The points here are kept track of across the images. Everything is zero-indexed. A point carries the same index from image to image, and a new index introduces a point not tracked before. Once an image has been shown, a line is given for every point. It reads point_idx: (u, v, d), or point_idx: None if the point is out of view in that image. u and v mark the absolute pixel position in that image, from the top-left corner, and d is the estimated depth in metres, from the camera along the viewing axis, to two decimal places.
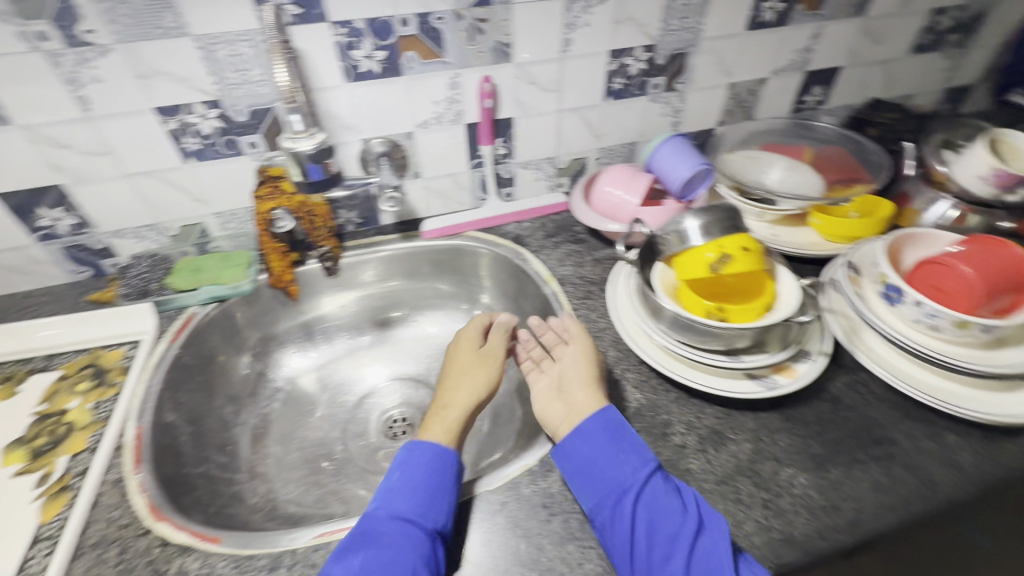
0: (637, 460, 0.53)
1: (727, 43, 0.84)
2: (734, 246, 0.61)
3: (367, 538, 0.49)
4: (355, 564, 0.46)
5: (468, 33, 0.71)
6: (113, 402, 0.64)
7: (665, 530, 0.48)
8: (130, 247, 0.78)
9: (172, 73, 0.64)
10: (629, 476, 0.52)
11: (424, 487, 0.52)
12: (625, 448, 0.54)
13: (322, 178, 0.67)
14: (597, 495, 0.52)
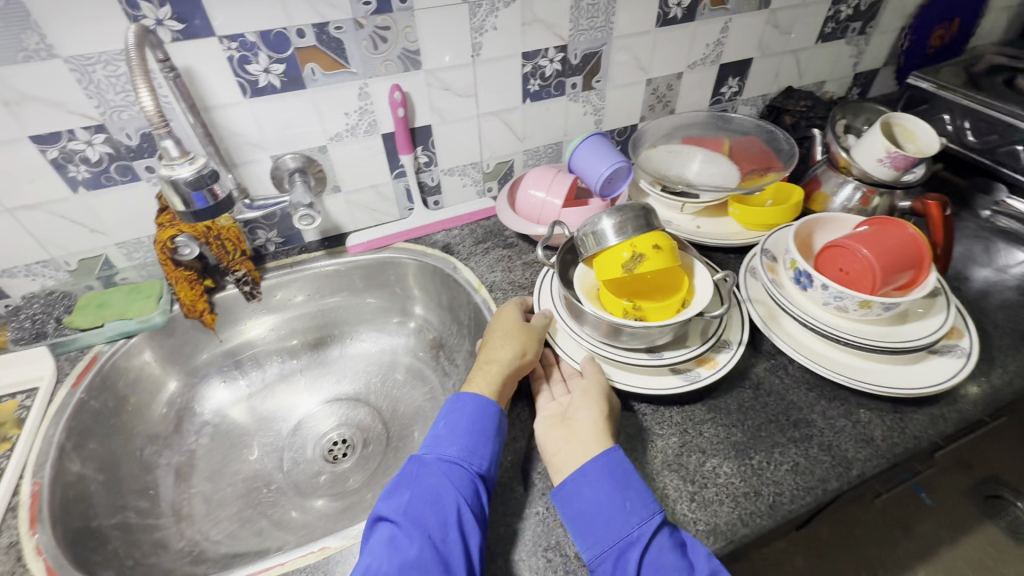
0: (646, 508, 0.49)
1: (640, 40, 0.85)
2: (646, 245, 0.60)
3: (414, 479, 0.52)
4: (403, 502, 0.50)
5: (371, 42, 0.69)
6: (5, 459, 0.59)
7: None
8: (24, 286, 0.73)
9: (43, 98, 0.59)
10: (635, 527, 0.48)
11: (469, 433, 0.55)
12: (634, 494, 0.50)
13: (209, 206, 0.56)
14: (603, 545, 0.48)
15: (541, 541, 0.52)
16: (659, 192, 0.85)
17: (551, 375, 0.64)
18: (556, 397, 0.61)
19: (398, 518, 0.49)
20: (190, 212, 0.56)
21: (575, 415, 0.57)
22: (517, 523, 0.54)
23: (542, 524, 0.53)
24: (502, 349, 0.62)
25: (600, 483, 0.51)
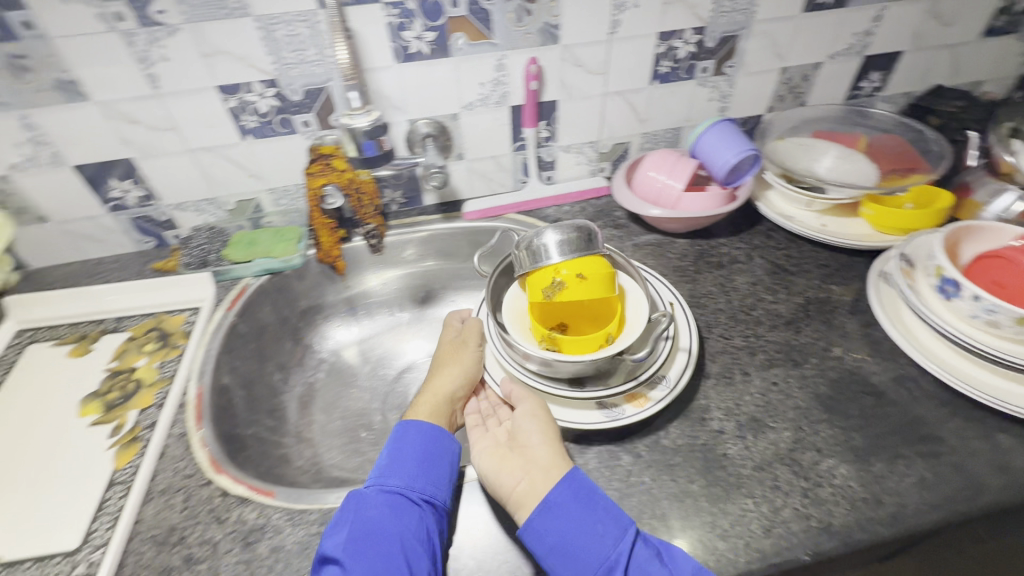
0: (615, 526, 0.48)
1: (782, 25, 0.81)
2: (571, 273, 0.59)
3: (354, 514, 0.50)
4: (343, 538, 0.48)
5: (517, 15, 0.71)
6: (176, 363, 0.68)
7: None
8: (191, 220, 0.83)
9: (233, 52, 0.66)
10: (610, 548, 0.47)
11: (413, 459, 0.55)
12: (602, 512, 0.49)
13: (376, 153, 0.71)
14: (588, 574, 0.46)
15: (645, 510, 0.53)
16: (785, 185, 0.82)
17: (484, 409, 0.64)
18: (491, 427, 0.60)
19: (344, 556, 0.47)
20: (361, 155, 0.71)
21: (522, 441, 0.55)
22: (622, 489, 0.55)
23: (646, 494, 0.54)
24: (440, 383, 0.63)
25: (562, 510, 0.49)
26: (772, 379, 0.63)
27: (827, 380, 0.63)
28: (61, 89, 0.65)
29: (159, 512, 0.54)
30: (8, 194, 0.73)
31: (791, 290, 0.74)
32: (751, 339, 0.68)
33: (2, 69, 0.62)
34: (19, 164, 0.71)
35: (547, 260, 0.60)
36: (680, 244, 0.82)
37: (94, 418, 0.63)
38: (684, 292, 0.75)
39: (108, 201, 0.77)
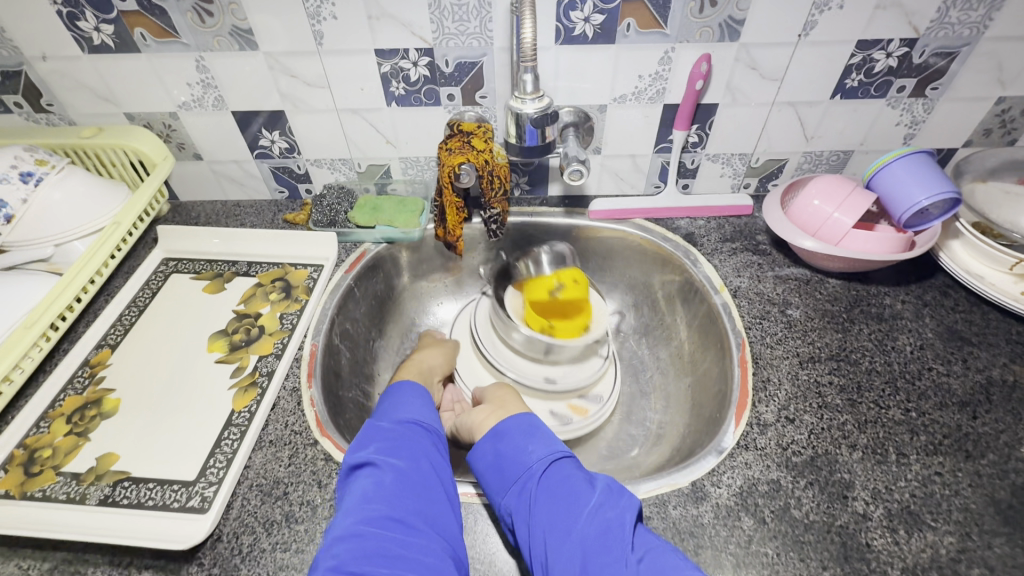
0: (546, 446, 0.52)
1: (1017, 46, 0.67)
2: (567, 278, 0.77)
3: (377, 434, 0.52)
4: (375, 449, 0.50)
5: (699, 5, 0.64)
6: (296, 316, 0.70)
7: (570, 509, 0.46)
8: (324, 177, 0.85)
9: (398, 16, 0.65)
10: (534, 461, 0.50)
11: (421, 398, 0.57)
12: (538, 436, 0.53)
13: (536, 144, 0.65)
14: (508, 480, 0.50)
15: None
16: (981, 237, 0.67)
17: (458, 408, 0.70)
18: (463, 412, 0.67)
19: (382, 462, 0.48)
20: (520, 144, 0.66)
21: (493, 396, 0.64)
22: (739, 556, 0.49)
23: (768, 568, 0.48)
24: (424, 359, 0.70)
25: (506, 433, 0.54)
26: (935, 468, 0.54)
27: (1009, 485, 0.52)
28: (235, 36, 0.67)
29: (266, 462, 0.55)
30: (174, 129, 0.78)
31: (969, 364, 0.62)
32: (912, 414, 0.58)
33: (190, 11, 0.65)
34: (188, 103, 0.75)
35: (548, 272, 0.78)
36: (831, 285, 0.73)
37: (219, 355, 0.66)
38: (832, 342, 0.66)
39: (256, 148, 0.80)
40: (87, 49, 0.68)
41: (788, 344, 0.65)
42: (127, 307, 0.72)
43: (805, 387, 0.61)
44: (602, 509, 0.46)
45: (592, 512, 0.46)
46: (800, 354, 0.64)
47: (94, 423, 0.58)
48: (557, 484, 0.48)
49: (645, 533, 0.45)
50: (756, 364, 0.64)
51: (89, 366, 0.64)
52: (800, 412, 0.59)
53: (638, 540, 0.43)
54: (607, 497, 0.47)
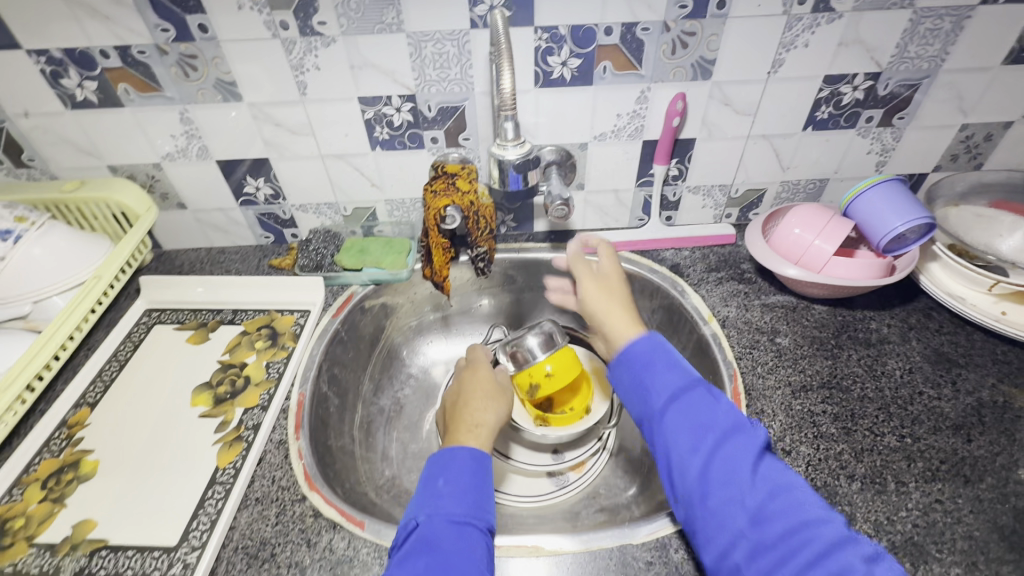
0: (669, 378, 0.54)
1: (974, 77, 0.70)
2: (554, 367, 0.72)
3: (427, 549, 0.44)
4: (423, 569, 0.42)
5: (671, 47, 0.66)
6: (283, 364, 0.69)
7: (691, 444, 0.49)
8: (310, 221, 0.85)
9: (380, 66, 0.66)
10: (662, 386, 0.54)
11: (474, 488, 0.50)
12: (661, 371, 0.55)
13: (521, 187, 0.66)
14: (638, 412, 0.55)
15: None
16: (957, 260, 0.69)
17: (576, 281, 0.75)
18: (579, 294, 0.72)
19: None
20: (504, 188, 0.66)
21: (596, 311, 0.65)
22: None
23: None
24: (479, 401, 0.63)
25: (630, 364, 0.57)
26: (935, 495, 0.53)
27: (1011, 509, 0.52)
28: (219, 89, 0.68)
29: (252, 522, 0.53)
30: (158, 180, 0.78)
31: (959, 387, 0.63)
32: (908, 441, 0.58)
33: (174, 65, 0.66)
34: (172, 153, 0.75)
35: (534, 359, 0.71)
36: (817, 311, 0.73)
37: (203, 410, 0.64)
38: (823, 370, 0.66)
39: (241, 196, 0.81)
40: (70, 105, 0.69)
41: (779, 373, 0.66)
42: (107, 361, 0.70)
43: (798, 417, 0.61)
44: (724, 446, 0.48)
45: (714, 447, 0.48)
46: (792, 383, 0.64)
47: (70, 488, 0.56)
48: (682, 417, 0.51)
49: (775, 467, 0.47)
50: (749, 396, 0.63)
51: (66, 427, 0.62)
52: (796, 443, 0.58)
53: (768, 476, 0.46)
54: (729, 434, 0.49)
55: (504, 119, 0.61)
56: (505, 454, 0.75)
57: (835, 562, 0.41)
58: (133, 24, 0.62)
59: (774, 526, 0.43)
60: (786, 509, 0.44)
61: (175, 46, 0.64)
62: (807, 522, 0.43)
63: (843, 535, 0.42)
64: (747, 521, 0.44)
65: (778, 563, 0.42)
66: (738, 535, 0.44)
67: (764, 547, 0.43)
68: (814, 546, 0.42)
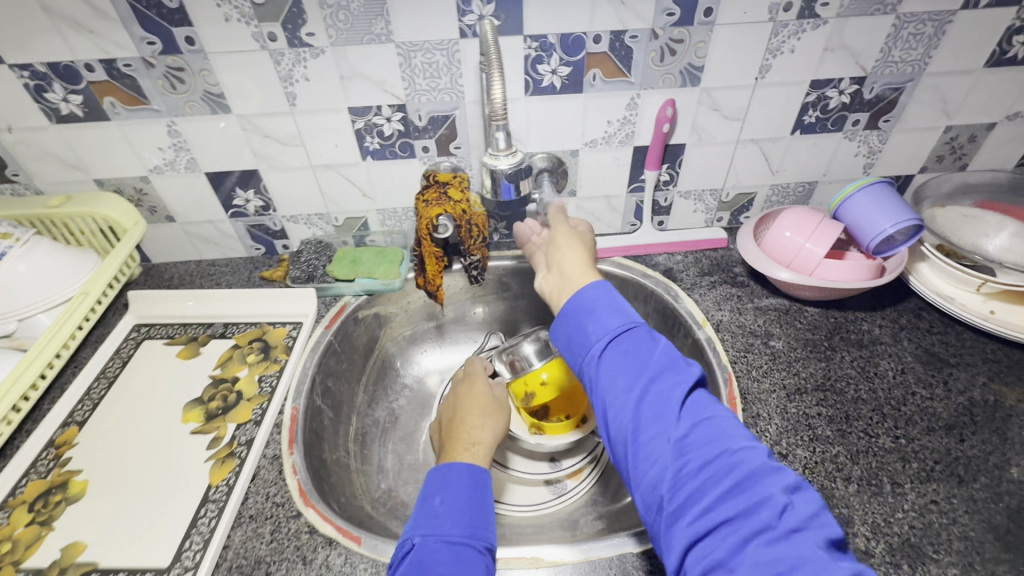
0: (608, 322, 0.51)
1: (957, 80, 0.71)
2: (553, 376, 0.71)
3: (420, 571, 0.43)
4: None
5: (659, 54, 0.67)
6: (275, 378, 0.68)
7: (625, 385, 0.46)
8: (301, 231, 0.84)
9: (369, 76, 0.66)
10: (599, 330, 0.50)
11: (470, 508, 0.49)
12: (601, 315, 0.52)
13: (513, 197, 0.66)
14: (577, 360, 0.52)
15: None
16: (944, 259, 0.70)
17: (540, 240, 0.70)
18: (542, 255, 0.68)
19: None
20: (497, 199, 0.66)
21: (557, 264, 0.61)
22: None
23: None
24: (474, 418, 0.63)
25: (572, 313, 0.53)
26: (930, 496, 0.54)
27: (1005, 509, 0.52)
28: (208, 101, 0.68)
29: (246, 540, 0.52)
30: (145, 194, 0.77)
31: (951, 387, 0.63)
32: (902, 441, 0.58)
33: (161, 78, 0.65)
34: (160, 166, 0.74)
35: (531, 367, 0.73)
36: (809, 314, 0.74)
37: (194, 426, 0.63)
38: (817, 372, 0.66)
39: (230, 208, 0.80)
40: (55, 119, 0.68)
41: (774, 377, 0.66)
42: (95, 379, 0.69)
43: (794, 421, 0.61)
44: (656, 383, 0.46)
45: (646, 386, 0.46)
46: (787, 386, 0.65)
47: (59, 510, 0.55)
48: (618, 358, 0.48)
49: (707, 402, 0.45)
50: (745, 400, 0.63)
51: (54, 447, 0.61)
52: (793, 447, 0.58)
53: (702, 418, 0.44)
54: (662, 371, 0.46)
55: (495, 129, 0.60)
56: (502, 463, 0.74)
57: (756, 492, 0.39)
58: (118, 37, 0.61)
59: (701, 461, 0.41)
60: (711, 442, 0.42)
61: (161, 58, 0.63)
62: (732, 453, 0.41)
63: (768, 464, 0.40)
64: (672, 456, 0.42)
65: (700, 496, 0.40)
66: (665, 471, 0.42)
67: (686, 480, 0.41)
68: (736, 477, 0.40)
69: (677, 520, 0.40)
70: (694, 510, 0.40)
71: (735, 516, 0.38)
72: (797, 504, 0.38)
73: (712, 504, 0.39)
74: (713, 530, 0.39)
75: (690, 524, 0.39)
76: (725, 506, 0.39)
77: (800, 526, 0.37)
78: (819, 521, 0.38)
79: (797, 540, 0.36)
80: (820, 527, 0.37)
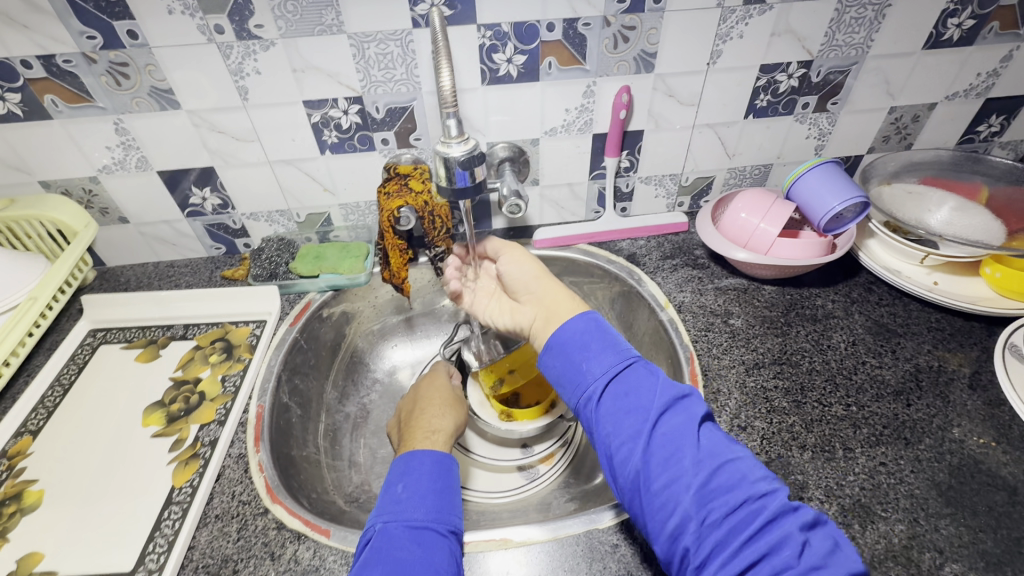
0: (602, 357, 0.49)
1: (899, 62, 0.74)
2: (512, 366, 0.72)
3: (380, 557, 0.43)
4: None
5: (613, 41, 0.68)
6: (239, 377, 0.67)
7: (630, 430, 0.45)
8: (262, 229, 0.83)
9: (323, 68, 0.65)
10: (597, 371, 0.49)
11: (432, 493, 0.49)
12: (590, 350, 0.50)
13: (468, 185, 0.63)
14: (573, 401, 0.50)
15: None
16: (891, 235, 0.73)
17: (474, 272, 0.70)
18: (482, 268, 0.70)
19: None
20: (451, 187, 0.63)
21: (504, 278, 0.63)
22: None
23: None
24: (429, 410, 0.64)
25: (562, 347, 0.51)
26: (879, 459, 0.56)
27: (947, 466, 0.55)
28: (155, 97, 0.66)
29: (212, 540, 0.52)
30: (95, 195, 0.75)
31: (899, 354, 0.67)
32: (853, 409, 0.61)
33: (104, 74, 0.63)
34: (109, 166, 0.72)
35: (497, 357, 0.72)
36: (767, 292, 0.76)
37: (156, 429, 0.62)
38: (773, 347, 0.68)
39: (187, 207, 0.78)
40: None
41: (733, 353, 0.68)
42: (50, 386, 0.67)
43: (752, 394, 0.63)
44: (661, 427, 0.45)
45: (654, 426, 0.45)
46: (745, 361, 0.67)
47: (13, 521, 0.53)
48: (618, 400, 0.47)
49: (719, 439, 0.45)
50: (706, 377, 0.65)
51: (6, 458, 0.59)
52: (751, 419, 0.60)
53: (711, 453, 0.43)
54: (666, 412, 0.46)
55: (446, 116, 0.59)
56: (474, 451, 0.75)
57: (780, 533, 0.38)
58: (55, 32, 0.59)
59: (723, 505, 0.40)
60: (731, 486, 0.41)
61: (103, 53, 0.62)
62: (752, 494, 0.40)
63: (784, 502, 0.40)
64: (693, 503, 0.41)
65: (725, 544, 0.39)
66: (685, 519, 0.41)
67: (710, 529, 0.40)
68: (758, 518, 0.39)
69: (702, 568, 0.39)
70: (720, 558, 0.39)
71: (760, 558, 0.38)
72: (815, 541, 0.38)
73: (738, 548, 0.39)
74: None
75: (716, 572, 0.38)
76: (751, 549, 0.38)
77: (822, 562, 0.37)
78: (838, 554, 0.38)
79: None
80: (841, 560, 0.37)
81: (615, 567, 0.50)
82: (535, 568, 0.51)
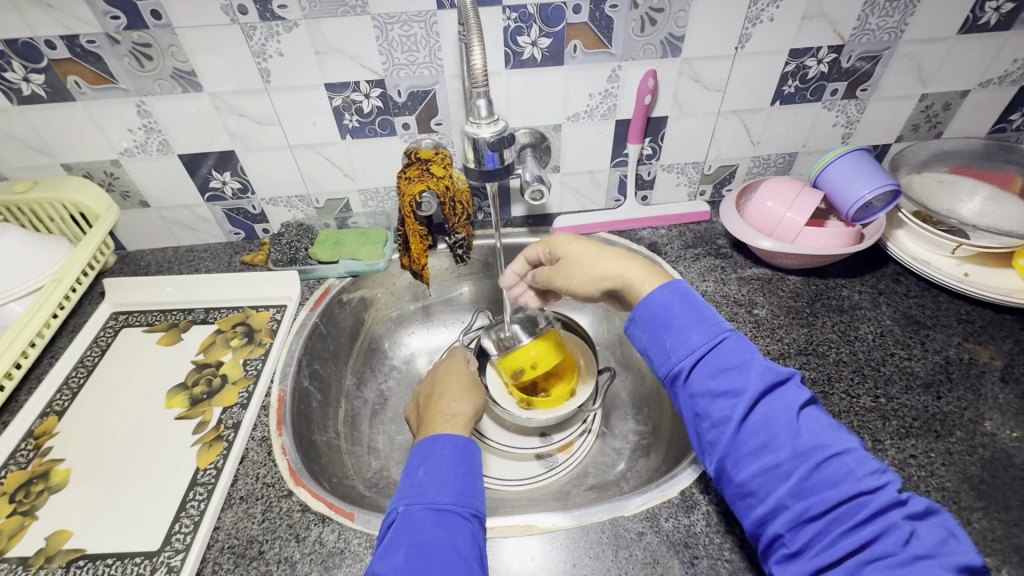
0: (691, 336, 0.48)
1: (932, 47, 0.72)
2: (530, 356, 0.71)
3: (404, 541, 0.43)
4: (400, 561, 0.41)
5: (640, 24, 0.66)
6: (261, 361, 0.67)
7: (721, 416, 0.44)
8: (281, 215, 0.83)
9: (346, 50, 0.65)
10: (687, 350, 0.48)
11: (454, 476, 0.49)
12: (679, 328, 0.49)
13: (497, 167, 0.63)
14: (661, 375, 0.50)
15: None
16: (921, 225, 0.72)
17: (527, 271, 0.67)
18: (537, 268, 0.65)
19: None
20: (480, 169, 0.63)
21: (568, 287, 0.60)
22: (737, 563, 0.48)
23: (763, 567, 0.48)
24: (449, 395, 0.64)
25: (649, 324, 0.50)
26: (909, 451, 0.55)
27: (978, 460, 0.54)
28: (177, 79, 0.66)
29: (238, 521, 0.52)
30: (117, 178, 0.75)
31: (928, 347, 0.65)
32: (882, 401, 0.60)
33: (127, 55, 0.63)
34: (130, 149, 0.72)
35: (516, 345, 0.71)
36: (791, 282, 0.75)
37: (179, 411, 0.62)
38: (799, 338, 0.67)
39: (207, 192, 0.78)
40: (17, 100, 0.65)
41: (758, 343, 0.67)
42: (73, 368, 0.67)
43: None
44: (756, 411, 0.44)
45: (746, 414, 0.44)
46: (771, 352, 0.66)
47: (42, 499, 0.54)
48: (710, 382, 0.46)
49: (821, 427, 0.43)
50: None
51: (33, 438, 0.59)
52: None
53: (811, 439, 0.42)
54: (763, 396, 0.44)
55: (476, 96, 0.58)
56: (492, 438, 0.74)
57: (883, 525, 0.38)
58: (78, 11, 0.59)
59: (821, 497, 0.40)
60: (832, 476, 0.40)
61: (127, 34, 0.61)
62: (856, 485, 0.39)
63: (890, 494, 0.39)
64: (789, 493, 0.41)
65: (823, 533, 0.39)
66: (779, 506, 0.41)
67: (807, 518, 0.40)
68: (860, 511, 0.38)
69: (796, 554, 0.40)
70: (817, 546, 0.39)
71: (861, 547, 0.38)
72: (923, 533, 0.37)
73: (836, 538, 0.38)
74: (839, 564, 0.38)
75: (811, 558, 0.39)
76: (850, 538, 0.38)
77: (928, 554, 0.36)
78: (948, 547, 0.37)
79: (925, 568, 0.35)
80: (951, 554, 0.36)
81: (641, 555, 0.49)
82: (558, 554, 0.50)
